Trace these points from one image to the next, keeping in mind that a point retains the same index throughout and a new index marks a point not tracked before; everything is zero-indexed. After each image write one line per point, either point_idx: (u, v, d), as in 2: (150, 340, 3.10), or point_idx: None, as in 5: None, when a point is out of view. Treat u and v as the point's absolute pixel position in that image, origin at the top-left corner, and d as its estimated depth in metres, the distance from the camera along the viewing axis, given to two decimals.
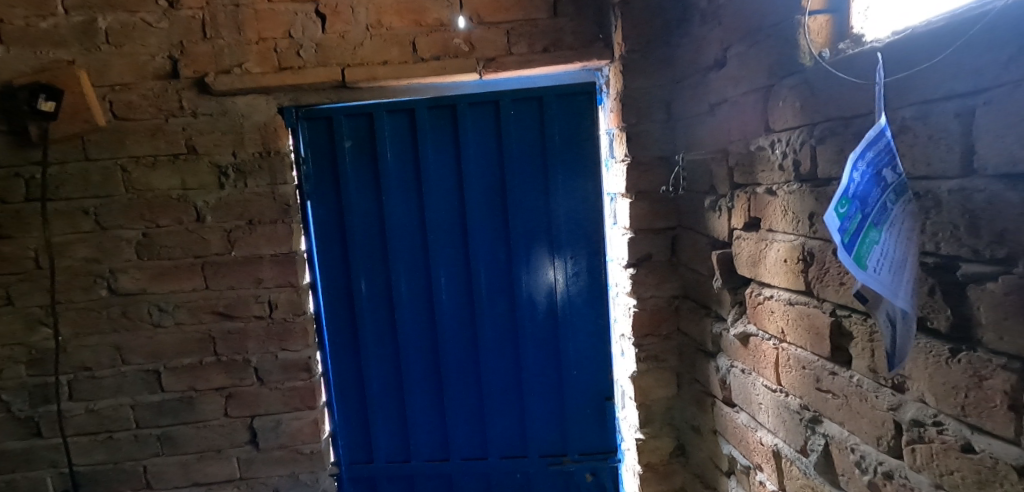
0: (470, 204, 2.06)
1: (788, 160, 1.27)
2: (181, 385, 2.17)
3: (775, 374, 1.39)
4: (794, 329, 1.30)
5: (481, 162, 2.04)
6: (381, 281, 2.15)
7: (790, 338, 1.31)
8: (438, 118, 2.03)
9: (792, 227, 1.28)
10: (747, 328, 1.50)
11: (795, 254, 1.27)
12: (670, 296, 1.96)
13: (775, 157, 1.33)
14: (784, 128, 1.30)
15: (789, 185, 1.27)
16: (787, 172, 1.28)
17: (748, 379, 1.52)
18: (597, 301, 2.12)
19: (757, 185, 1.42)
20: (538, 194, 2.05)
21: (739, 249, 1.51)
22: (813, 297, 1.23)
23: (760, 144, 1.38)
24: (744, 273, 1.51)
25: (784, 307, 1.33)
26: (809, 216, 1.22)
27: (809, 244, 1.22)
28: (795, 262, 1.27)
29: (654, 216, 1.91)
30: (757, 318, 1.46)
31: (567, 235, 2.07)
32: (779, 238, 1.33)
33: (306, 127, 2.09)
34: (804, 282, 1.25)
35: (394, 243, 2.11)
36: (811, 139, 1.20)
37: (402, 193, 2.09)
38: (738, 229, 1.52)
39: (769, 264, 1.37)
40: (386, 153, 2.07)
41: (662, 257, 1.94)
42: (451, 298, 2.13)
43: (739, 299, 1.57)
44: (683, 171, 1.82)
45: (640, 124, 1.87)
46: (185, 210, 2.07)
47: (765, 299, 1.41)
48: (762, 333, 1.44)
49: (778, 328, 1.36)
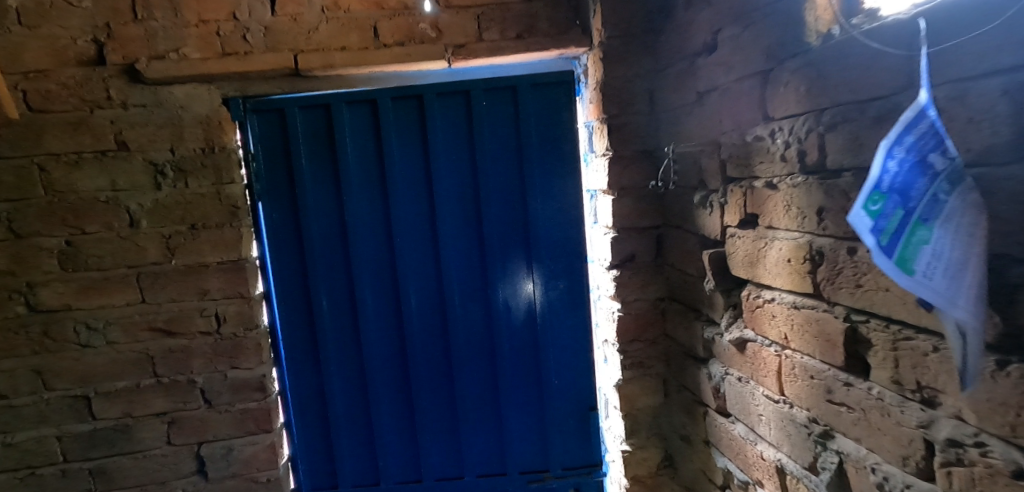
0: (440, 206, 1.89)
1: (791, 150, 1.13)
2: (116, 411, 1.95)
3: (776, 383, 1.27)
4: (799, 335, 1.17)
5: (452, 159, 1.87)
6: (343, 290, 1.96)
7: (794, 344, 1.19)
8: (403, 111, 1.84)
9: (797, 224, 1.14)
10: (744, 333, 1.39)
11: (800, 255, 1.12)
12: (655, 298, 1.85)
13: (775, 147, 1.20)
14: (786, 115, 1.16)
15: (793, 178, 1.14)
16: (791, 163, 1.14)
17: (746, 389, 1.41)
18: (579, 307, 1.99)
19: (754, 179, 1.29)
20: (515, 192, 1.89)
21: (734, 248, 1.39)
22: (822, 299, 1.09)
23: (759, 133, 1.25)
24: (740, 275, 1.38)
25: (787, 311, 1.19)
26: (816, 213, 1.08)
27: (816, 242, 1.08)
28: (802, 263, 1.13)
29: (637, 214, 1.79)
30: (755, 323, 1.33)
31: (546, 238, 1.93)
32: (781, 236, 1.20)
33: (255, 121, 1.88)
34: (813, 284, 1.11)
35: (357, 249, 1.92)
36: (820, 124, 1.06)
37: (365, 193, 1.89)
38: (732, 227, 1.40)
39: (770, 264, 1.24)
40: (345, 149, 1.86)
41: (647, 257, 1.83)
42: (421, 307, 1.96)
43: (733, 302, 1.46)
44: (673, 164, 1.67)
45: (622, 116, 1.75)
46: (117, 215, 1.86)
47: (765, 303, 1.28)
48: (762, 339, 1.32)
49: (780, 334, 1.24)
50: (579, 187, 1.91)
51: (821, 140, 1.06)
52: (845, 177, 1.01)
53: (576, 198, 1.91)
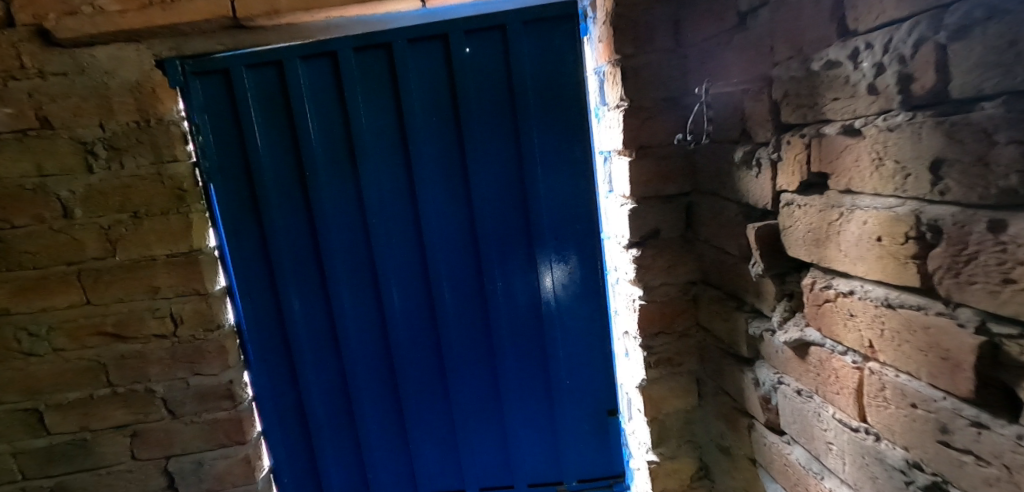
0: (421, 179, 1.56)
1: (888, 76, 0.78)
2: (71, 425, 1.66)
3: (854, 406, 0.93)
4: (891, 347, 0.82)
5: (431, 120, 1.53)
6: (315, 284, 1.66)
7: (884, 358, 0.84)
8: (370, 65, 1.51)
9: (895, 187, 0.79)
10: (805, 334, 1.03)
11: (899, 232, 0.78)
12: (686, 282, 1.50)
13: (858, 76, 0.84)
14: (877, 25, 0.81)
15: (890, 118, 0.78)
16: (886, 97, 0.79)
17: (808, 406, 1.06)
18: (592, 293, 1.65)
19: (823, 124, 0.94)
20: (510, 158, 1.55)
21: (790, 221, 1.04)
22: (934, 298, 0.75)
23: (834, 58, 0.88)
24: (799, 256, 1.03)
25: (873, 312, 0.84)
26: (929, 169, 0.73)
27: (928, 213, 0.74)
28: (897, 243, 0.78)
29: (660, 179, 1.44)
30: (822, 323, 0.98)
31: (549, 212, 1.59)
32: (864, 205, 0.85)
33: (201, 86, 1.58)
34: (922, 276, 0.75)
35: (327, 234, 1.61)
36: (940, 30, 0.70)
37: (332, 167, 1.57)
38: (788, 192, 1.05)
39: (845, 244, 0.89)
40: (304, 114, 1.55)
41: (674, 231, 1.48)
42: (406, 300, 1.65)
43: (789, 290, 1.11)
44: (708, 109, 1.30)
45: (640, 55, 1.38)
46: (47, 204, 1.54)
47: (839, 297, 0.92)
48: (832, 344, 0.97)
49: (861, 341, 0.88)
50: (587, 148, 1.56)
51: (945, 56, 0.70)
52: (981, 109, 0.67)
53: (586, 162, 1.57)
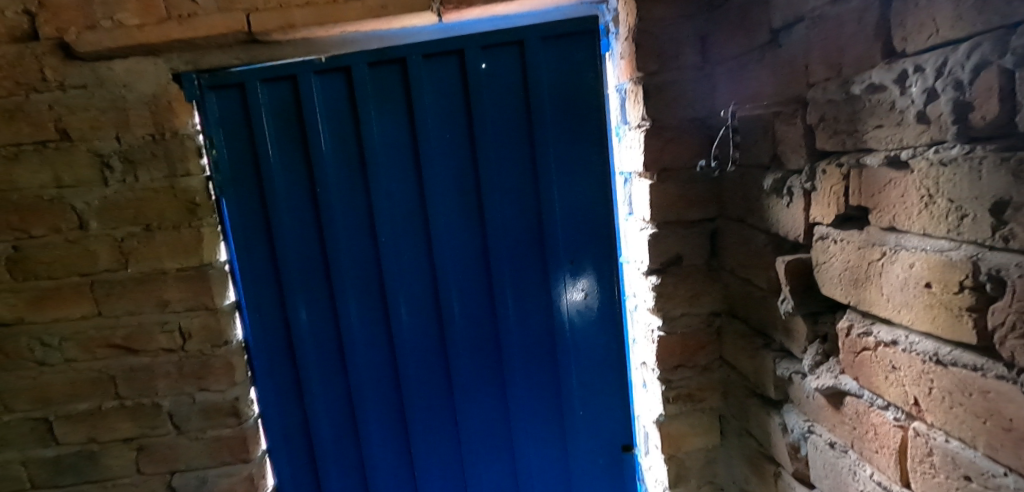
0: (434, 198, 1.49)
1: (940, 104, 0.70)
2: (79, 436, 1.51)
3: (896, 470, 0.82)
4: (940, 408, 0.73)
5: (445, 137, 1.47)
6: (325, 308, 1.55)
7: (931, 419, 0.74)
8: (384, 82, 1.45)
9: (947, 228, 0.70)
10: (840, 383, 0.93)
11: (952, 279, 0.69)
12: (709, 313, 1.40)
13: (905, 103, 0.75)
14: (928, 46, 0.72)
15: (946, 149, 0.70)
16: (938, 126, 0.71)
17: (842, 462, 0.96)
18: (610, 323, 1.55)
19: (863, 152, 0.85)
20: (527, 178, 1.48)
21: (825, 256, 0.95)
22: (992, 358, 0.66)
23: (878, 81, 0.79)
24: (835, 295, 0.94)
25: (919, 368, 0.75)
26: (990, 210, 0.64)
27: (986, 261, 0.65)
28: (949, 293, 0.70)
29: (685, 202, 1.35)
30: (860, 372, 0.88)
31: (565, 234, 1.50)
32: (909, 246, 0.76)
33: (216, 99, 1.47)
34: (979, 332, 0.67)
35: (339, 257, 1.52)
36: (1006, 53, 0.62)
37: (345, 185, 1.50)
38: (823, 225, 0.96)
39: (888, 288, 0.80)
40: (317, 130, 1.47)
41: (697, 260, 1.38)
42: (417, 326, 1.55)
43: (822, 331, 1.01)
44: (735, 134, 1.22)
45: (664, 73, 1.31)
46: (63, 215, 1.42)
47: (880, 346, 0.82)
48: (870, 396, 0.87)
49: (905, 397, 0.79)
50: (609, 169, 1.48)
51: (1013, 81, 0.62)
52: None
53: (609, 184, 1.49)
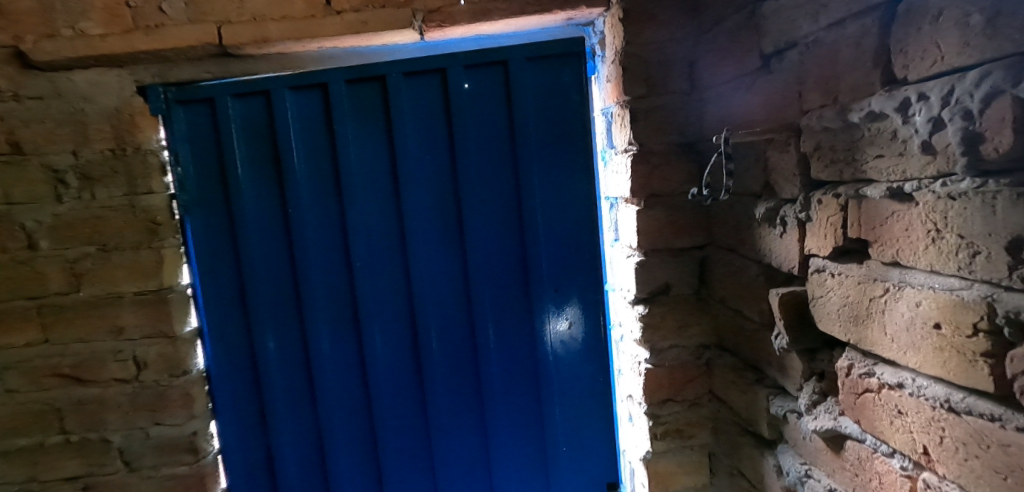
0: (412, 222, 1.43)
1: (948, 134, 0.65)
2: (17, 475, 1.39)
3: None
4: (954, 460, 0.67)
5: (424, 158, 1.41)
6: (295, 336, 1.46)
7: (943, 471, 0.69)
8: (362, 100, 1.39)
9: (957, 266, 0.66)
10: (840, 425, 0.89)
11: (964, 321, 0.65)
12: (698, 345, 1.35)
13: (908, 132, 0.71)
14: (931, 74, 0.68)
15: (955, 183, 0.66)
16: (946, 157, 0.67)
17: None
18: (597, 356, 1.48)
19: (862, 182, 0.81)
20: (509, 202, 1.42)
21: (822, 291, 0.90)
22: (1012, 408, 0.61)
23: (877, 109, 0.75)
24: (832, 332, 0.89)
25: (930, 415, 0.70)
26: (1007, 248, 0.60)
27: (1004, 303, 0.61)
28: (962, 335, 0.65)
29: (673, 230, 1.31)
30: (863, 416, 0.83)
31: (549, 262, 1.44)
32: (915, 283, 0.72)
33: (183, 114, 1.39)
34: (997, 380, 0.62)
35: (311, 282, 1.44)
36: (1022, 81, 0.58)
37: (318, 207, 1.42)
38: (818, 257, 0.92)
39: (894, 327, 0.75)
40: (290, 149, 1.40)
41: (686, 289, 1.34)
42: (390, 356, 1.47)
43: (819, 369, 0.97)
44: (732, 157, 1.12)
45: (652, 97, 1.28)
46: (11, 234, 1.33)
47: (884, 389, 0.78)
48: (874, 441, 0.82)
49: (913, 445, 0.73)
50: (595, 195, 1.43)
51: None
52: None
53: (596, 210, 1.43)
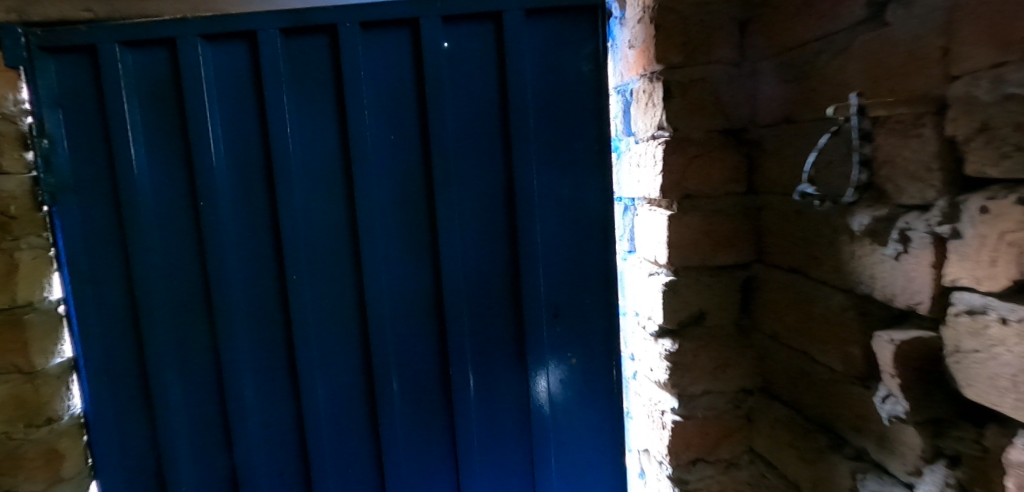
0: (367, 225, 1.06)
1: None
2: None
3: None
4: None
5: (387, 140, 1.05)
6: (208, 371, 1.10)
7: None
8: (303, 57, 1.03)
9: None
10: None
11: None
12: (737, 390, 1.05)
13: None
14: None
15: None
16: None
17: None
18: (604, 400, 1.16)
19: None
20: (499, 202, 1.08)
21: (977, 343, 0.61)
22: None
23: None
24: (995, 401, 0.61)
25: None
26: None
27: None
28: None
29: (713, 243, 1.00)
30: None
31: (548, 281, 1.11)
32: None
33: (53, 67, 1.01)
34: None
35: (227, 302, 1.07)
36: None
37: (241, 201, 1.05)
38: (963, 289, 0.64)
39: None
40: (202, 120, 1.03)
41: (724, 319, 1.04)
42: (336, 400, 1.12)
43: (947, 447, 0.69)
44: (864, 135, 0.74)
45: (691, 68, 0.97)
46: None
47: None
48: None
49: None
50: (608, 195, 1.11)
51: None
52: None
53: (609, 214, 1.11)
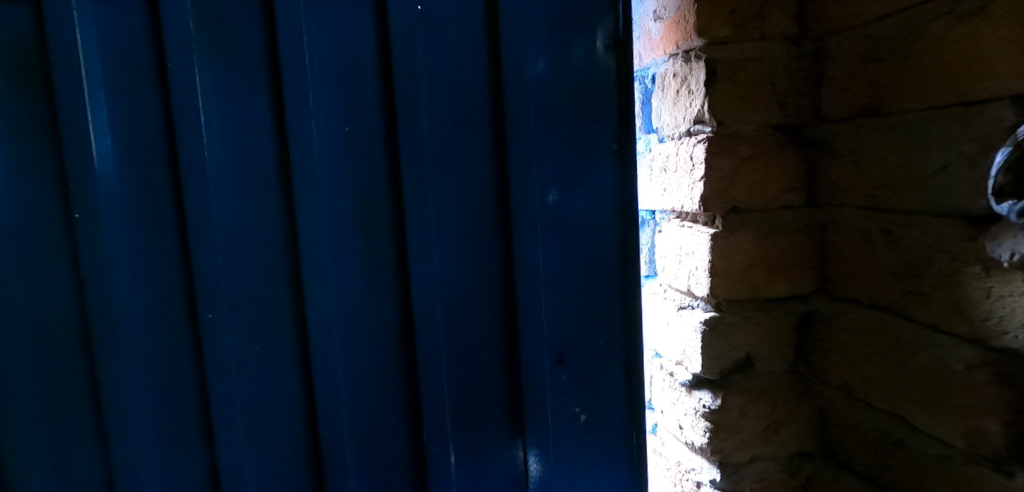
0: (309, 248, 0.79)
1: None
2: None
3: None
4: None
5: (339, 133, 0.79)
6: (93, 453, 0.79)
7: None
8: (224, 21, 0.76)
9: None
10: None
11: None
12: (791, 454, 0.83)
13: None
14: None
15: None
16: None
17: None
18: (623, 469, 0.91)
19: None
20: (488, 217, 0.83)
21: None
22: None
23: None
24: None
25: None
26: None
27: None
28: None
29: (766, 270, 0.78)
30: None
31: (551, 319, 0.85)
32: None
33: None
34: None
35: (114, 354, 0.77)
36: None
37: (133, 214, 0.76)
38: None
39: None
40: (79, 103, 0.74)
41: (776, 365, 0.82)
42: (268, 487, 0.83)
43: None
44: None
45: (741, 44, 0.75)
46: None
47: None
48: None
49: None
50: (629, 208, 0.86)
51: None
52: None
53: (629, 233, 0.87)
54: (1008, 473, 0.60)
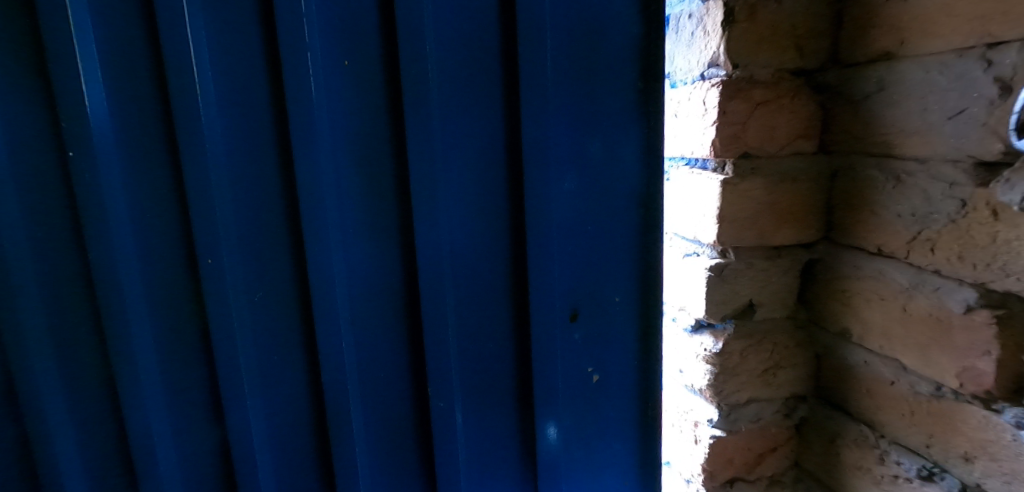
0: (312, 189, 0.78)
1: None
2: None
3: None
4: None
5: (339, 69, 0.76)
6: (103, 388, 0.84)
7: None
8: None
9: None
10: None
11: None
12: (791, 397, 0.86)
13: None
14: None
15: None
16: None
17: None
18: (627, 416, 0.93)
19: None
20: (498, 168, 0.82)
21: None
22: None
23: None
24: None
25: None
26: None
27: None
28: None
29: (774, 217, 0.79)
30: None
31: (564, 279, 0.86)
32: None
33: None
34: None
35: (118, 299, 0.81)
36: None
37: (127, 156, 0.75)
38: None
39: None
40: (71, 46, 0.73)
41: (778, 310, 0.83)
42: (279, 426, 0.85)
43: None
44: None
45: None
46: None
47: None
48: None
49: None
50: (645, 156, 0.86)
51: None
52: None
53: (648, 188, 0.87)
54: (996, 409, 0.61)
